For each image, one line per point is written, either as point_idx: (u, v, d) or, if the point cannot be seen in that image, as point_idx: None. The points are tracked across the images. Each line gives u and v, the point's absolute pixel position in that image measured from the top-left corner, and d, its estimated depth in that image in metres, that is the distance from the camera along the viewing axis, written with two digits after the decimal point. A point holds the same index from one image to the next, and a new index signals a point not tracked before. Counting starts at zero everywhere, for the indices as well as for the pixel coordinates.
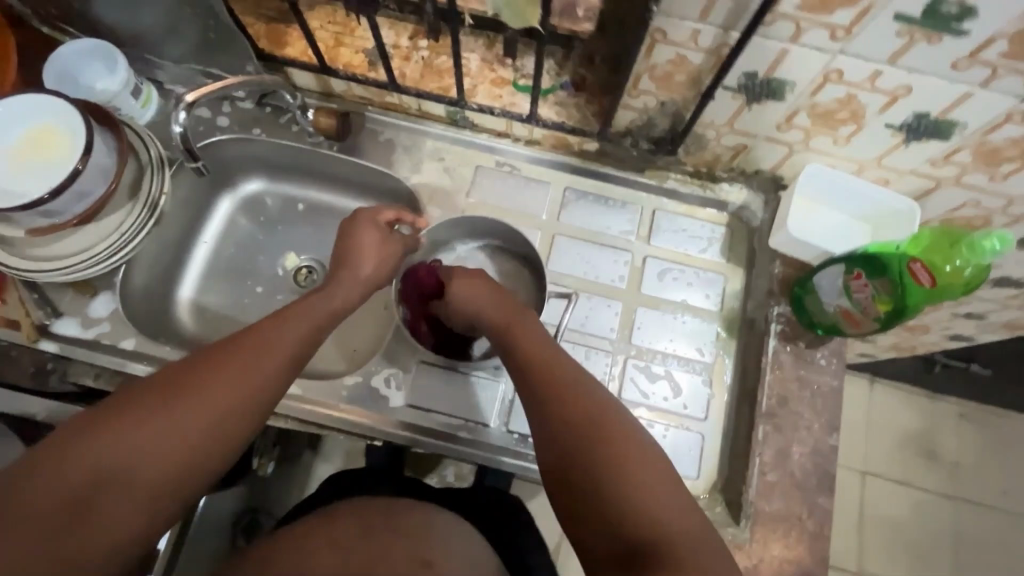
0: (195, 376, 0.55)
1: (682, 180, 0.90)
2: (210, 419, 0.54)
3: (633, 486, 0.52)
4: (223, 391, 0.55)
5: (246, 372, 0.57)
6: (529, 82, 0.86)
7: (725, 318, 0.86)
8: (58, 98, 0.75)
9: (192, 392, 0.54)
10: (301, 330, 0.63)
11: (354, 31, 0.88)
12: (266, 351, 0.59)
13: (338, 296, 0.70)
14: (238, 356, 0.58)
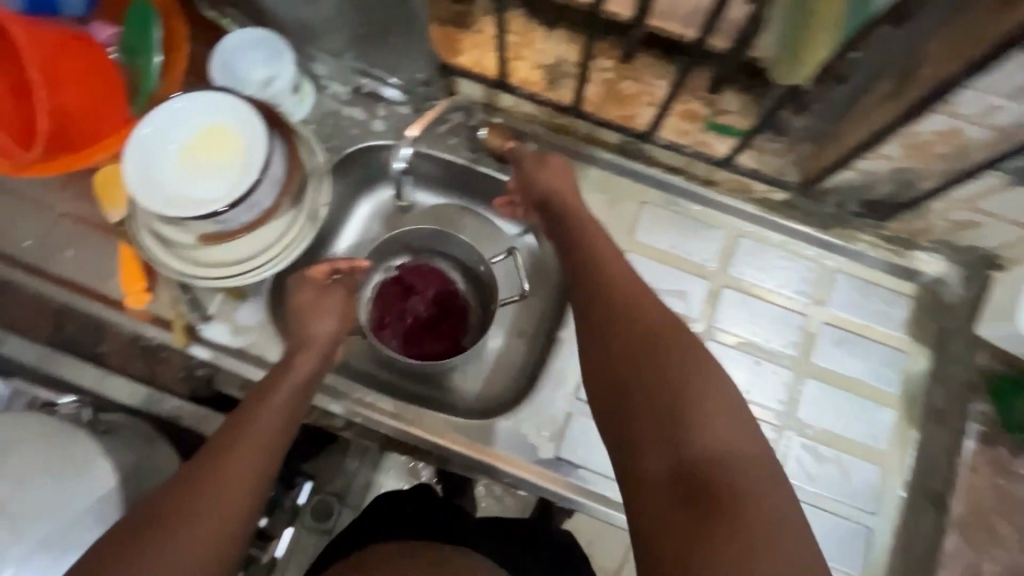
0: (177, 510, 0.53)
1: (874, 244, 0.81)
2: (216, 520, 0.53)
3: (732, 468, 0.51)
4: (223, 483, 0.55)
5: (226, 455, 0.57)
6: (725, 120, 0.78)
7: (906, 403, 0.78)
8: (233, 96, 0.70)
9: (177, 527, 0.52)
10: (274, 405, 0.62)
11: (534, 43, 0.81)
12: (234, 437, 0.58)
13: (300, 363, 0.67)
14: (188, 485, 0.54)
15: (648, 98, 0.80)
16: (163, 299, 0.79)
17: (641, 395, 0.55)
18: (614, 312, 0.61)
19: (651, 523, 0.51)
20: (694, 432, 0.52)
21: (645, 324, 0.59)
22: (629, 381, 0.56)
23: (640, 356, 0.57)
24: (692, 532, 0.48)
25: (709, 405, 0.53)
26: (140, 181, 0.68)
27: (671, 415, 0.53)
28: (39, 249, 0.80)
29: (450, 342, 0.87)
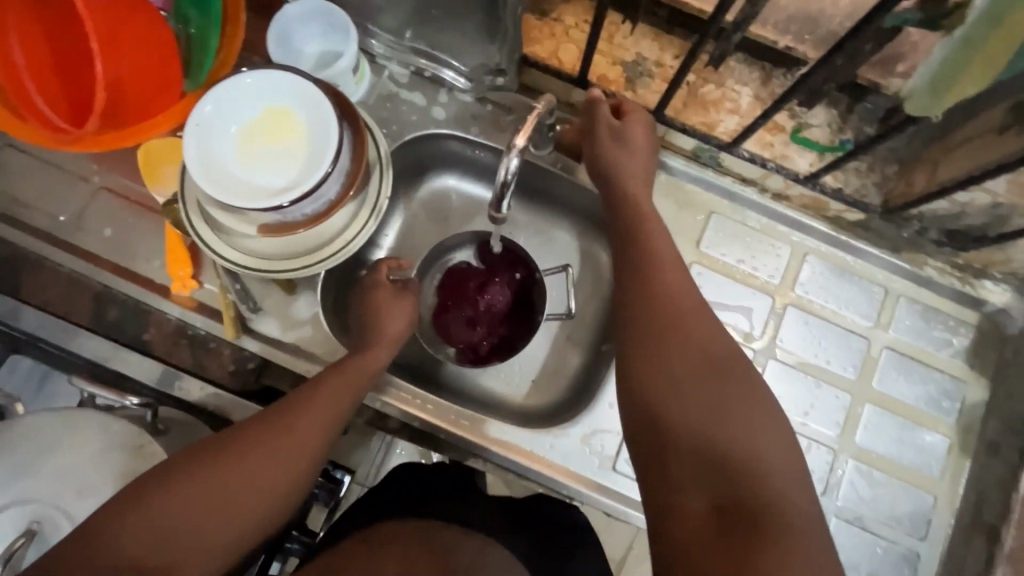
0: (247, 449, 0.55)
1: (942, 270, 0.80)
2: (273, 472, 0.55)
3: (779, 497, 0.51)
4: (287, 441, 0.57)
5: (295, 421, 0.58)
6: (809, 134, 0.76)
7: (960, 431, 0.79)
8: (301, 78, 0.65)
9: (242, 461, 0.54)
10: (343, 389, 0.62)
11: (614, 37, 0.76)
12: (302, 409, 0.59)
13: (373, 356, 0.65)
14: (260, 438, 0.57)
15: (730, 105, 0.76)
16: (210, 287, 0.75)
17: (694, 414, 0.55)
18: (672, 335, 0.59)
19: (684, 538, 0.51)
20: (742, 459, 0.52)
21: (700, 349, 0.59)
22: (682, 405, 0.56)
23: (692, 380, 0.56)
24: (734, 556, 0.48)
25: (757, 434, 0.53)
26: (200, 165, 0.63)
27: (725, 438, 0.53)
28: (77, 226, 0.76)
29: (498, 340, 0.84)
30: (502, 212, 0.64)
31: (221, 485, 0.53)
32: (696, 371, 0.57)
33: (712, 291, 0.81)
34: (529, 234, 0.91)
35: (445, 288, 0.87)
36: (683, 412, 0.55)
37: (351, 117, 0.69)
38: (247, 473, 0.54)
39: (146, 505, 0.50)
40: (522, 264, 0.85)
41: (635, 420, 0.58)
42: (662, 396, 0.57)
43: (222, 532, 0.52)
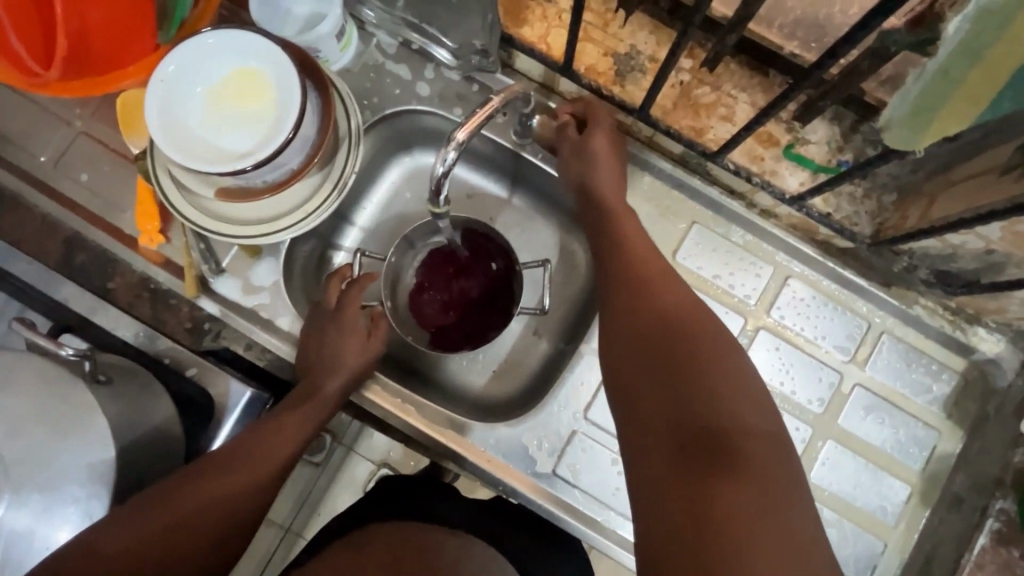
0: (228, 465, 0.62)
1: (932, 311, 0.75)
2: (220, 510, 0.60)
3: (749, 431, 0.49)
4: (237, 483, 0.62)
5: (250, 464, 0.64)
6: (804, 150, 0.70)
7: (924, 480, 0.75)
8: (268, 38, 0.64)
9: (227, 477, 0.62)
10: (306, 420, 0.69)
11: (608, 25, 0.72)
12: (272, 443, 0.66)
13: (335, 370, 0.71)
14: (241, 451, 0.64)
15: (724, 110, 0.72)
16: (176, 243, 0.76)
17: (660, 354, 0.55)
18: (646, 291, 0.60)
19: (650, 476, 0.50)
20: (712, 392, 0.51)
21: (667, 300, 0.59)
22: (649, 349, 0.56)
23: (659, 332, 0.56)
24: (697, 488, 0.46)
25: (726, 373, 0.52)
26: (161, 122, 0.63)
27: (690, 373, 0.52)
28: (54, 167, 0.77)
29: (468, 328, 0.83)
30: (441, 204, 0.64)
31: (169, 520, 0.57)
32: (665, 318, 0.57)
33: None
34: (508, 224, 0.89)
35: (421, 274, 0.85)
36: (649, 355, 0.55)
37: (320, 83, 0.67)
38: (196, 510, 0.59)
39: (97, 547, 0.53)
40: (499, 253, 0.83)
41: (609, 370, 0.59)
42: (636, 341, 0.57)
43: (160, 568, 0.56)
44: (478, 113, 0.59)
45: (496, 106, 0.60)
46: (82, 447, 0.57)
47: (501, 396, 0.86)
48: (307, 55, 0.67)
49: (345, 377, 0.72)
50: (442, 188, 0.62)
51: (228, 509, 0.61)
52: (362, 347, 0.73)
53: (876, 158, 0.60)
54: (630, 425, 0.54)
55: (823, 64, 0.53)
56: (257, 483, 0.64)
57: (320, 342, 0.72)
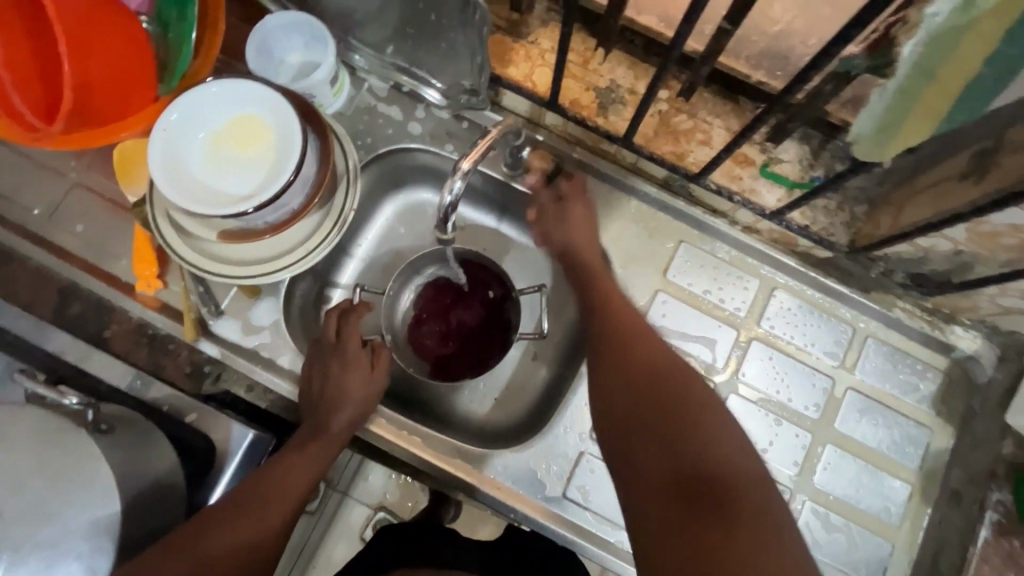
0: (246, 505, 0.62)
1: (911, 313, 0.79)
2: (237, 561, 0.59)
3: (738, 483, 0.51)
4: (253, 524, 0.61)
5: (265, 502, 0.63)
6: (778, 169, 0.75)
7: (920, 478, 0.77)
8: (271, 87, 0.66)
9: (241, 514, 0.61)
10: (320, 460, 0.69)
11: (589, 63, 0.77)
12: (286, 480, 0.66)
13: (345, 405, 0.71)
14: (256, 491, 0.64)
15: (701, 136, 0.76)
16: (174, 287, 0.76)
17: (650, 409, 0.57)
18: (624, 349, 0.63)
19: (655, 539, 0.50)
20: (697, 446, 0.53)
21: (645, 356, 0.62)
22: (638, 406, 0.58)
23: (647, 388, 0.59)
24: (701, 546, 0.47)
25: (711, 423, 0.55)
26: (162, 167, 0.64)
27: (682, 428, 0.55)
28: (48, 219, 0.77)
29: (467, 358, 0.84)
30: (448, 231, 0.66)
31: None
32: (644, 375, 0.60)
33: (679, 318, 0.81)
34: (501, 253, 0.91)
35: (417, 309, 0.87)
36: (638, 413, 0.58)
37: (320, 127, 0.70)
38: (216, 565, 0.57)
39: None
40: (496, 282, 0.85)
41: (602, 428, 0.60)
42: (618, 402, 0.60)
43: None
44: (484, 142, 0.62)
45: (494, 137, 0.64)
46: (82, 502, 0.55)
47: (500, 426, 0.86)
48: (308, 103, 0.70)
49: (353, 413, 0.72)
50: (451, 217, 0.63)
51: (245, 559, 0.60)
52: (368, 377, 0.74)
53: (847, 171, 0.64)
54: (628, 480, 0.55)
55: (789, 86, 0.58)
56: (273, 529, 0.63)
57: (324, 375, 0.72)
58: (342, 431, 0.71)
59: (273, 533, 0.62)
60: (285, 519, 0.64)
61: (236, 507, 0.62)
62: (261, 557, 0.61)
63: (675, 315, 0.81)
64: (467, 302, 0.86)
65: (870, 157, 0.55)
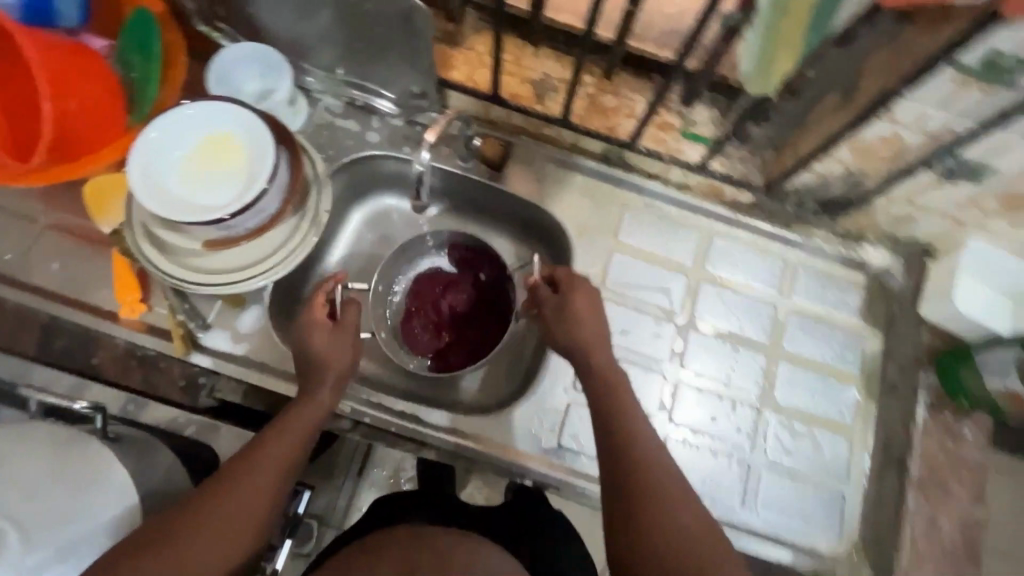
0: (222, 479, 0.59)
1: (828, 240, 0.91)
2: (217, 540, 0.56)
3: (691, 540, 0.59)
4: (232, 499, 0.58)
5: (244, 475, 0.60)
6: (696, 130, 0.86)
7: (863, 379, 0.87)
8: (238, 105, 0.72)
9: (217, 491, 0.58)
10: (306, 424, 0.65)
11: (521, 59, 0.87)
12: (268, 449, 0.62)
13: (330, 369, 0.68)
14: (235, 463, 0.61)
15: (627, 110, 0.87)
16: (159, 309, 0.78)
17: (640, 485, 0.63)
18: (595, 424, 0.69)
19: None
20: (655, 525, 0.60)
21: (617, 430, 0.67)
22: (630, 478, 0.63)
23: (637, 474, 0.63)
24: None
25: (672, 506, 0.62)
26: (142, 184, 0.68)
27: (665, 509, 0.61)
28: (21, 262, 0.78)
29: (462, 346, 0.89)
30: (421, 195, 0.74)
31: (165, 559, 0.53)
32: (629, 476, 0.64)
33: (635, 272, 0.90)
34: None
35: (410, 305, 0.92)
36: (630, 482, 0.63)
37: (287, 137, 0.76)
38: (196, 542, 0.55)
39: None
40: (486, 264, 0.92)
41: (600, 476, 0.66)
42: (600, 485, 0.67)
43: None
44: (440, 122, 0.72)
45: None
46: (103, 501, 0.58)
47: (484, 403, 0.90)
48: (281, 121, 0.76)
49: (337, 370, 0.69)
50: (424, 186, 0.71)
51: (227, 535, 0.56)
52: (341, 341, 0.70)
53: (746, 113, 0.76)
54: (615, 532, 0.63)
55: (685, 50, 0.71)
56: (255, 501, 0.59)
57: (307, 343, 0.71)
58: (325, 396, 0.67)
59: (256, 503, 0.59)
60: (271, 488, 0.60)
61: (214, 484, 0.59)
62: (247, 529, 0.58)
63: (631, 270, 0.90)
64: (459, 290, 0.92)
65: (759, 90, 0.66)
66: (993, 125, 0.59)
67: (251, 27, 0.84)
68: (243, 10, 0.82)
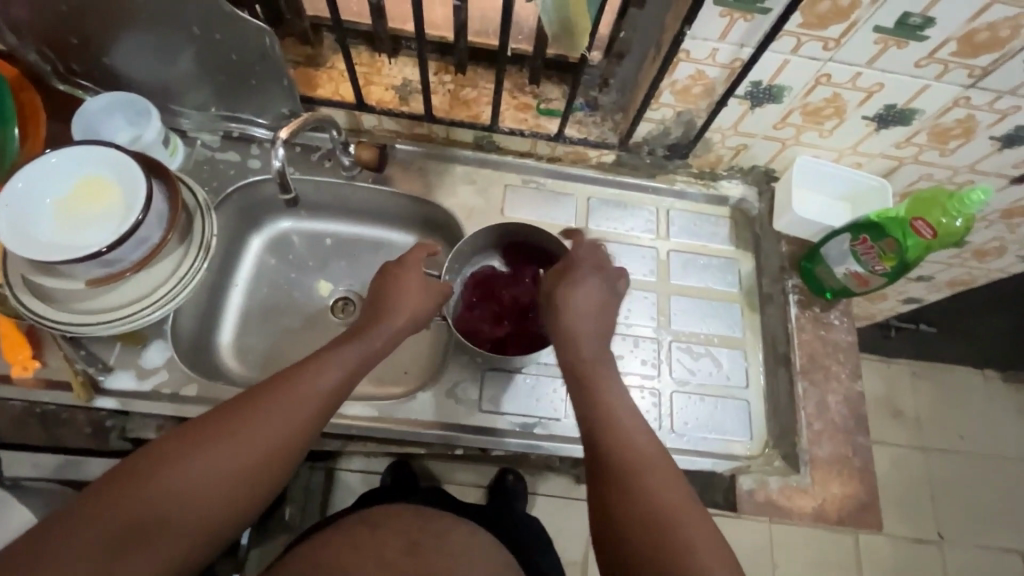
0: (274, 391, 0.64)
1: (689, 182, 1.02)
2: (263, 449, 0.61)
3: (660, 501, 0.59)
4: (280, 414, 0.63)
5: (293, 396, 0.64)
6: (550, 105, 0.95)
7: (745, 295, 0.96)
8: (103, 145, 0.74)
9: (268, 402, 0.63)
10: (356, 356, 0.71)
11: (381, 70, 0.94)
12: (317, 376, 0.67)
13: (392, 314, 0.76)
14: (291, 373, 0.66)
15: (487, 98, 0.95)
16: (55, 362, 0.77)
17: (626, 461, 0.62)
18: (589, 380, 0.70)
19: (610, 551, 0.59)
20: (639, 469, 0.62)
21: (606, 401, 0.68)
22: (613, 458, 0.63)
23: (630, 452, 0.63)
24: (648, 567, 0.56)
25: (649, 472, 0.62)
26: (12, 234, 0.70)
27: (643, 479, 0.61)
28: None
29: (524, 335, 0.89)
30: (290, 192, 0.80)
31: (222, 457, 0.58)
32: (621, 459, 0.63)
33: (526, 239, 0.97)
34: (368, 249, 1.03)
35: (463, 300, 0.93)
36: (617, 460, 0.63)
37: (160, 170, 0.78)
38: (247, 451, 0.60)
39: (149, 478, 0.55)
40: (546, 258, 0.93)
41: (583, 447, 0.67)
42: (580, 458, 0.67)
43: (207, 507, 0.57)
44: (297, 120, 0.77)
45: (306, 120, 0.77)
46: None
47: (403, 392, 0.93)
48: (153, 157, 0.79)
49: (402, 316, 0.77)
50: (287, 181, 0.77)
51: (272, 451, 0.61)
52: (419, 299, 0.80)
53: (574, 82, 0.84)
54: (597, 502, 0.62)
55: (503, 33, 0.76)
56: (301, 422, 0.64)
57: (381, 284, 0.81)
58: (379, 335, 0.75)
59: (301, 428, 0.63)
60: (312, 415, 0.65)
61: (263, 395, 0.63)
62: (287, 451, 0.62)
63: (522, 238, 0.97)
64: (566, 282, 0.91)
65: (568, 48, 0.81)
66: (763, 45, 0.70)
67: (112, 78, 0.87)
68: (99, 61, 0.85)
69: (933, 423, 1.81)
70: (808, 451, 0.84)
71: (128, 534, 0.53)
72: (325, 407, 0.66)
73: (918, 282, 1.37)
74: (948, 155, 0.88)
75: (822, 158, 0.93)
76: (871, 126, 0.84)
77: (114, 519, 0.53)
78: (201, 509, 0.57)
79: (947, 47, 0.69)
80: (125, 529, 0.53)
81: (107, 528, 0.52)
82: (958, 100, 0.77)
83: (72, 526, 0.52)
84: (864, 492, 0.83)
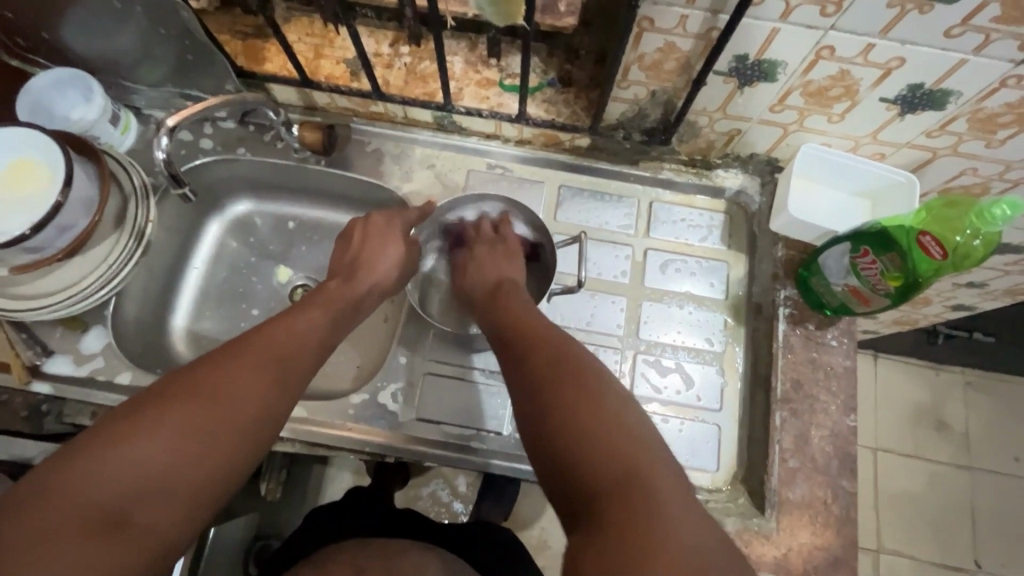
0: (260, 338, 0.57)
1: (677, 170, 0.89)
2: (260, 390, 0.53)
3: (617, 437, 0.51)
4: (274, 359, 0.56)
5: (280, 345, 0.58)
6: (515, 81, 0.85)
7: (731, 305, 0.84)
8: (36, 130, 0.73)
9: (260, 349, 0.56)
10: (332, 317, 0.66)
11: (334, 42, 0.87)
12: (302, 328, 0.61)
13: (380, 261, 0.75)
14: (272, 327, 0.59)
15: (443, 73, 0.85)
16: None
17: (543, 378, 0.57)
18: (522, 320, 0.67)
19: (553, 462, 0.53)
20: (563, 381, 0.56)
21: (555, 353, 0.60)
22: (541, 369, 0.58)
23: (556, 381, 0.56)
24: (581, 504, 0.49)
25: (593, 406, 0.53)
26: None
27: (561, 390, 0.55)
28: None
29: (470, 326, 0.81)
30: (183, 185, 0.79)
31: (204, 418, 0.49)
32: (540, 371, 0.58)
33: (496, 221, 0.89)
34: (325, 235, 0.98)
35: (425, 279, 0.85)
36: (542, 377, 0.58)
37: (90, 152, 0.76)
38: (231, 404, 0.51)
39: (126, 445, 0.46)
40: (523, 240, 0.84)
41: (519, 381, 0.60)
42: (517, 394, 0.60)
43: (195, 472, 0.48)
44: (193, 107, 0.74)
45: (212, 104, 0.75)
46: None
47: (348, 389, 0.88)
48: (86, 139, 0.77)
49: (376, 284, 0.74)
50: (177, 173, 0.77)
51: (255, 408, 0.52)
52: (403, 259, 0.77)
53: (524, 53, 0.72)
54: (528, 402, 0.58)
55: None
56: (296, 370, 0.57)
57: (358, 245, 0.77)
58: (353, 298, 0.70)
59: (294, 373, 0.57)
60: (307, 365, 0.59)
61: (252, 344, 0.56)
62: (279, 397, 0.54)
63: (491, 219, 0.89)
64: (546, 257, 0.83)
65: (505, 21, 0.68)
66: (738, 11, 0.58)
67: (60, 53, 0.85)
68: (43, 37, 0.82)
69: (985, 442, 1.58)
70: (778, 493, 0.73)
71: (102, 509, 0.44)
72: (307, 356, 0.59)
73: (967, 289, 1.17)
74: (996, 147, 0.70)
75: (836, 147, 0.77)
76: (893, 110, 0.69)
77: (92, 473, 0.44)
78: (181, 477, 0.47)
79: (987, 11, 0.53)
80: (97, 499, 0.44)
81: (85, 505, 0.43)
82: (1007, 79, 0.60)
83: (42, 497, 0.43)
84: (839, 545, 0.72)
